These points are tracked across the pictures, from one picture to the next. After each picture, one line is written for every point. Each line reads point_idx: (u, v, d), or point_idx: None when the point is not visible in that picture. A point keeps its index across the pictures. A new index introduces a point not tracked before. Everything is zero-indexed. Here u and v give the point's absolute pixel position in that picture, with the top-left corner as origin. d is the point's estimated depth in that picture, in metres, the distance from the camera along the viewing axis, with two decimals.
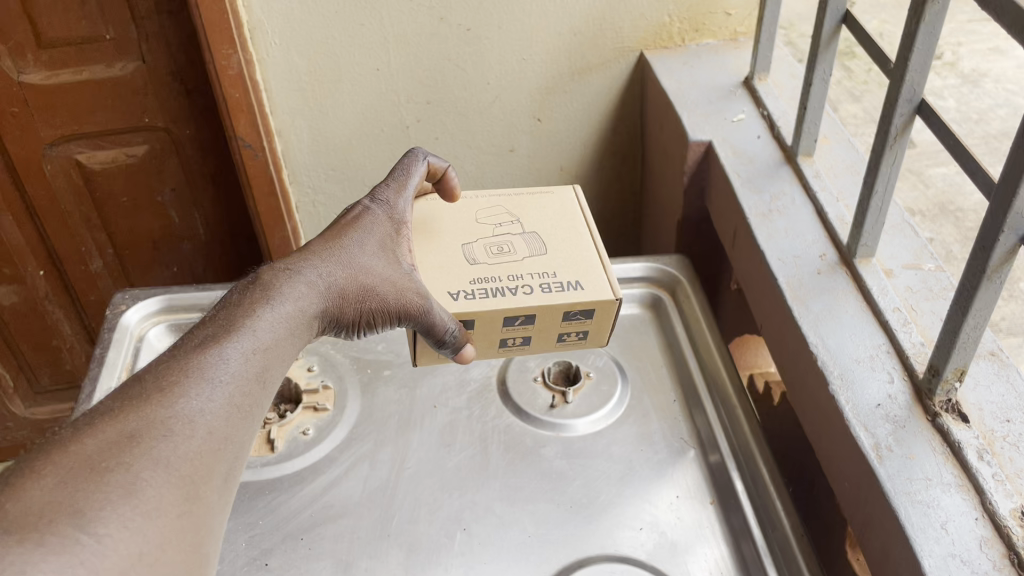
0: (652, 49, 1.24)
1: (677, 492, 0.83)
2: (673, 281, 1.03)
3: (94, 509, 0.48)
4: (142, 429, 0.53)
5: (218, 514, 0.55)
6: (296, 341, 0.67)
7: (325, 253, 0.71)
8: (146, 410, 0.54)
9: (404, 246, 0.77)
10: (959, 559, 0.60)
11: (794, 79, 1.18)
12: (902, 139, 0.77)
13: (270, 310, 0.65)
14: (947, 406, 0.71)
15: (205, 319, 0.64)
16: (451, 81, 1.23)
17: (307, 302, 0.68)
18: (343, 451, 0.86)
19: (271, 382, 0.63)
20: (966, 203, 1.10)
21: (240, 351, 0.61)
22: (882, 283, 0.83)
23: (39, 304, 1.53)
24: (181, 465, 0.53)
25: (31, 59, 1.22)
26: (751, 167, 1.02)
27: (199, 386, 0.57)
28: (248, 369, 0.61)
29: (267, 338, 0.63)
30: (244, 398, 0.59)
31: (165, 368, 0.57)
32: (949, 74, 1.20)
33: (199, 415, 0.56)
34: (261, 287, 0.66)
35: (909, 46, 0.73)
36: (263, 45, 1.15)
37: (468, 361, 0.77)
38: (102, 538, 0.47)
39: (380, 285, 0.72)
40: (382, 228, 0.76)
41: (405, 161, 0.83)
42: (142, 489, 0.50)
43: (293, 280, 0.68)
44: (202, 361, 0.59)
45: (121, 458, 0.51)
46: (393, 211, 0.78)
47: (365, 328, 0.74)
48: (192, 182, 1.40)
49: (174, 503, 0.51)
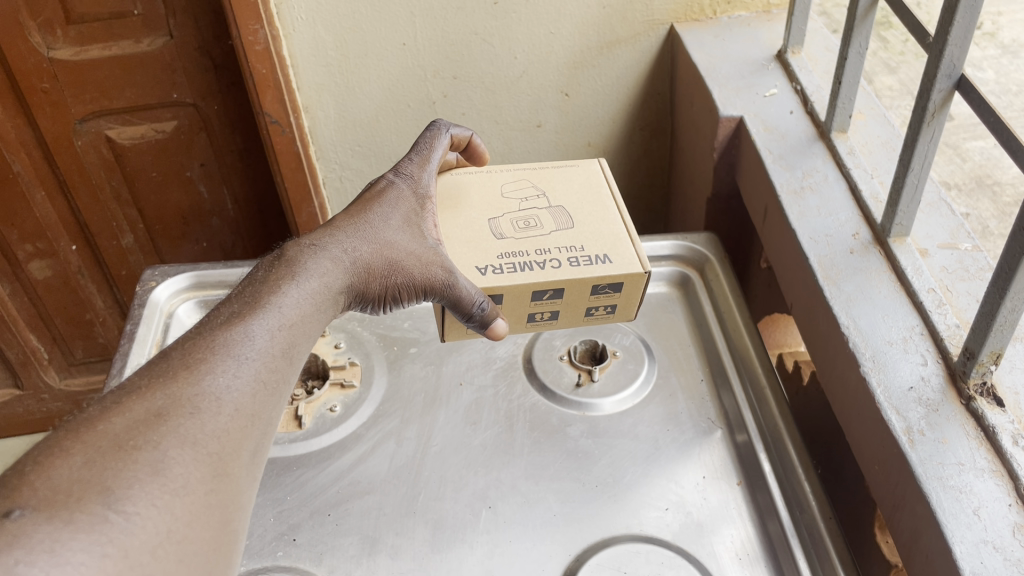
0: (683, 22, 1.22)
1: (703, 473, 0.82)
2: (702, 260, 1.03)
3: (123, 487, 0.47)
4: (169, 407, 0.53)
5: (246, 491, 0.55)
6: (323, 317, 0.67)
7: (351, 228, 0.71)
8: (173, 388, 0.54)
9: (429, 220, 0.77)
10: (991, 545, 0.59)
11: (829, 52, 1.15)
12: (940, 116, 0.75)
13: (296, 286, 0.65)
14: (981, 389, 0.69)
15: (231, 295, 0.64)
16: (478, 56, 1.22)
17: (332, 277, 0.68)
18: (370, 428, 0.87)
19: (297, 358, 0.63)
20: (1004, 176, 1.08)
21: (266, 328, 0.61)
22: (917, 263, 0.82)
23: (72, 278, 1.56)
24: (208, 444, 0.53)
25: (61, 35, 1.22)
26: (784, 143, 1.00)
27: (226, 363, 0.57)
28: (274, 346, 0.61)
29: (293, 315, 0.63)
30: (272, 373, 0.60)
31: (191, 346, 0.58)
32: (989, 44, 1.16)
33: (226, 392, 0.56)
34: (286, 263, 0.67)
35: (950, 19, 0.70)
36: (290, 21, 1.14)
37: (500, 337, 0.75)
38: (131, 516, 0.47)
39: (405, 260, 0.72)
40: (407, 202, 0.76)
41: (428, 134, 0.83)
42: (170, 467, 0.50)
43: (318, 255, 0.68)
44: (228, 339, 0.59)
45: (149, 436, 0.50)
46: (418, 183, 0.79)
47: (391, 303, 0.74)
48: (222, 158, 1.41)
49: (202, 480, 0.51)
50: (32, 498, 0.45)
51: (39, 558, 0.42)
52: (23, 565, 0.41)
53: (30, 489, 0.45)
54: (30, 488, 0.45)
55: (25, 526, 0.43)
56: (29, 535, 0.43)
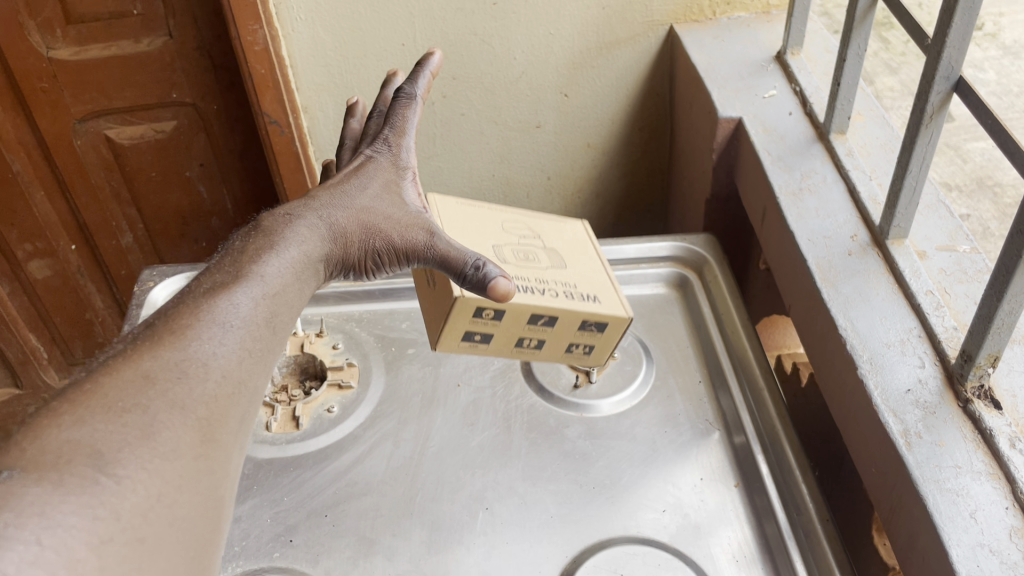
0: (683, 23, 1.22)
1: (700, 475, 0.82)
2: (699, 261, 1.03)
3: (113, 449, 0.46)
4: (157, 369, 0.51)
5: (236, 456, 0.54)
6: (303, 282, 0.65)
7: (329, 198, 0.70)
8: (160, 353, 0.52)
9: (410, 189, 0.76)
10: (988, 548, 0.59)
11: (828, 53, 1.15)
12: (938, 118, 0.75)
13: (280, 252, 0.63)
14: (978, 392, 0.69)
15: (211, 262, 0.62)
16: (478, 57, 1.22)
17: (309, 244, 0.66)
18: (367, 429, 0.87)
19: (283, 327, 0.61)
20: (1004, 177, 1.08)
21: (249, 294, 0.59)
22: (915, 265, 0.82)
23: (71, 277, 1.56)
24: (197, 409, 0.51)
25: (60, 35, 1.23)
26: (782, 145, 1.00)
27: (211, 330, 0.55)
28: (263, 309, 0.59)
29: (274, 280, 0.61)
30: (259, 340, 0.58)
31: (174, 312, 0.55)
32: (990, 45, 1.15)
33: (213, 358, 0.53)
34: (262, 232, 0.65)
35: (948, 21, 0.70)
36: (289, 21, 1.14)
37: (510, 297, 0.72)
38: (122, 479, 0.46)
39: (387, 227, 0.71)
40: (387, 172, 0.75)
41: (406, 94, 0.79)
42: (160, 432, 0.48)
43: (298, 224, 0.67)
44: (212, 304, 0.56)
45: (138, 399, 0.49)
46: (398, 156, 0.76)
47: (373, 272, 0.72)
48: (221, 158, 1.41)
49: (192, 445, 0.50)
50: (20, 460, 0.44)
51: (29, 521, 0.41)
52: (12, 529, 0.41)
53: (18, 452, 0.44)
54: (18, 451, 0.44)
55: (14, 489, 0.42)
56: (16, 500, 0.42)
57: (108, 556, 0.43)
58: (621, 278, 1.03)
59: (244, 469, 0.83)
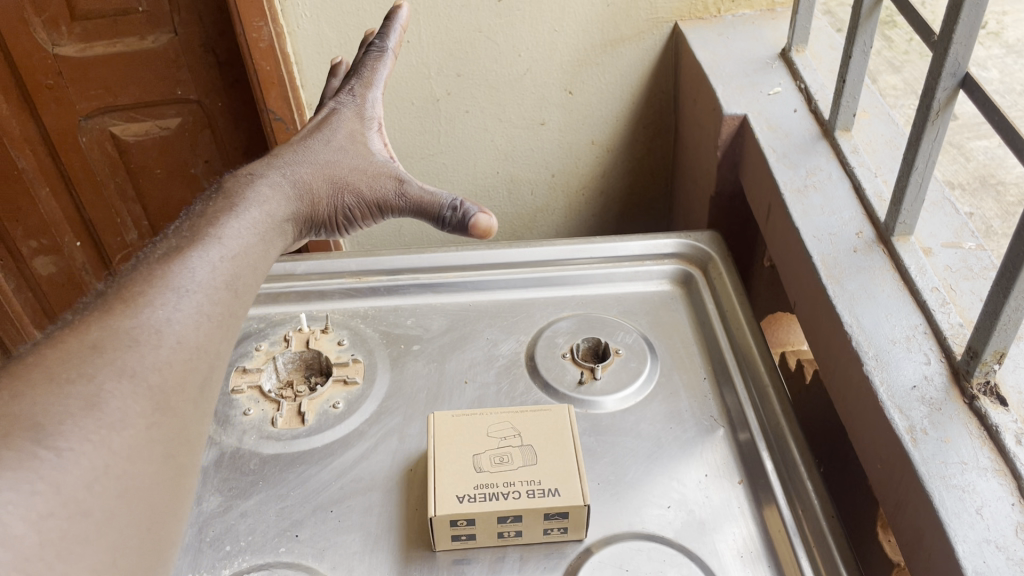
0: (687, 20, 1.22)
1: (705, 471, 0.82)
2: (705, 258, 1.04)
3: (54, 423, 0.47)
4: (106, 340, 0.53)
5: (194, 426, 0.56)
6: (265, 238, 0.71)
7: (290, 165, 0.79)
8: (110, 322, 0.54)
9: (377, 139, 0.85)
10: (994, 544, 0.59)
11: (833, 51, 1.15)
12: (945, 115, 0.75)
13: (241, 215, 0.70)
14: (984, 388, 0.69)
15: (170, 229, 0.68)
16: (482, 53, 1.22)
17: (268, 202, 0.74)
18: (372, 425, 0.87)
19: (246, 283, 0.66)
20: (1007, 176, 1.08)
21: (206, 256, 0.64)
22: (921, 262, 0.82)
23: (77, 275, 1.56)
24: (149, 376, 0.53)
25: (65, 32, 1.24)
26: (787, 142, 1.00)
27: (165, 297, 0.58)
28: (225, 260, 0.65)
29: (234, 238, 0.67)
30: (217, 295, 0.62)
31: (129, 280, 0.59)
32: (994, 43, 1.15)
33: (167, 325, 0.56)
34: (223, 195, 0.72)
35: (955, 17, 0.70)
36: (293, 17, 1.15)
37: (490, 229, 0.75)
38: (63, 453, 0.47)
39: (351, 181, 0.80)
40: (350, 122, 0.84)
41: (371, 58, 0.89)
42: (106, 402, 0.50)
43: (259, 189, 0.74)
44: (168, 270, 0.60)
45: (83, 370, 0.51)
46: (364, 108, 0.86)
47: (348, 222, 0.82)
48: (226, 155, 1.41)
49: (144, 414, 0.52)
50: None
51: None
52: None
53: None
54: None
55: None
56: None
57: (49, 530, 0.44)
58: (624, 276, 1.04)
59: (250, 464, 0.83)
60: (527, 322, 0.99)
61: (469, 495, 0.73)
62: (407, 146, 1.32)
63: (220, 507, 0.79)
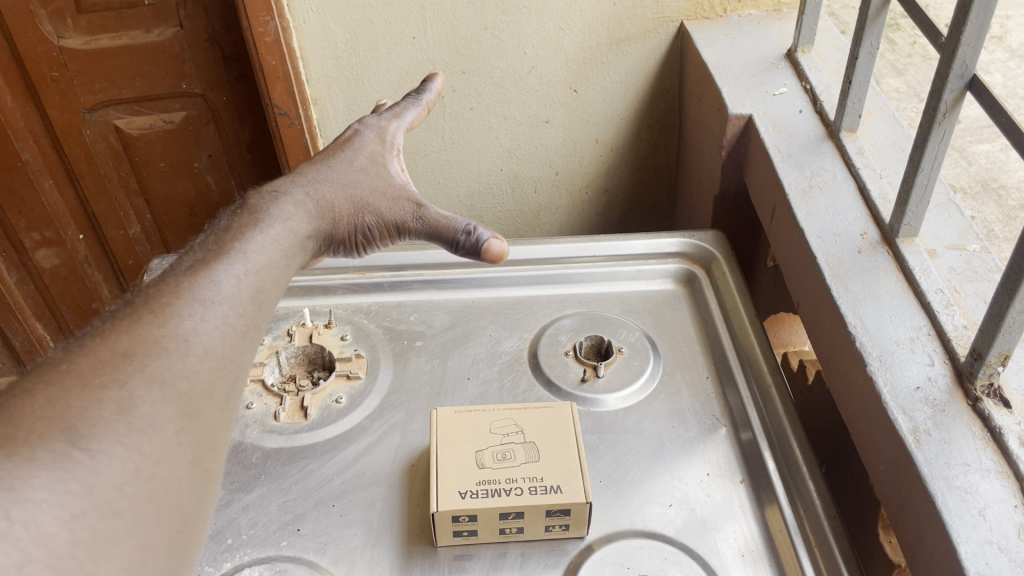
0: (693, 20, 1.22)
1: (707, 470, 0.82)
2: (709, 257, 1.04)
3: (88, 426, 0.47)
4: (136, 347, 0.52)
5: (221, 432, 0.55)
6: (288, 254, 0.71)
7: (315, 183, 0.79)
8: (139, 330, 0.54)
9: (394, 162, 0.86)
10: (996, 546, 0.59)
11: (839, 52, 1.15)
12: (952, 116, 0.75)
13: (264, 232, 0.69)
14: (988, 390, 0.69)
15: (194, 242, 0.67)
16: (487, 51, 1.22)
17: (291, 219, 0.73)
18: (375, 419, 0.87)
19: (268, 300, 0.65)
20: (1009, 180, 1.08)
21: (232, 269, 0.63)
22: (925, 264, 0.82)
23: (79, 267, 1.57)
24: (178, 383, 0.53)
25: (71, 24, 1.24)
26: (793, 142, 1.00)
27: (192, 307, 0.57)
28: (248, 275, 0.64)
29: (256, 253, 0.67)
30: (241, 310, 0.61)
31: (155, 291, 0.58)
32: (997, 47, 1.15)
33: (194, 334, 0.56)
34: (246, 211, 0.72)
35: (963, 19, 0.70)
36: (300, 12, 1.15)
37: (502, 255, 0.76)
38: (96, 454, 0.46)
39: (371, 200, 0.80)
40: (371, 144, 0.85)
41: (398, 107, 0.92)
42: (136, 407, 0.50)
43: (282, 205, 0.74)
44: (195, 281, 0.60)
45: (114, 375, 0.50)
46: (385, 130, 0.88)
47: (364, 245, 0.81)
48: (230, 149, 1.41)
49: (172, 419, 0.51)
50: None
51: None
52: None
53: None
54: None
55: None
56: None
57: (81, 530, 0.44)
58: (628, 275, 1.04)
59: (252, 458, 0.83)
60: (530, 319, 0.99)
61: (471, 492, 0.73)
62: (411, 142, 1.33)
63: (223, 500, 0.80)
